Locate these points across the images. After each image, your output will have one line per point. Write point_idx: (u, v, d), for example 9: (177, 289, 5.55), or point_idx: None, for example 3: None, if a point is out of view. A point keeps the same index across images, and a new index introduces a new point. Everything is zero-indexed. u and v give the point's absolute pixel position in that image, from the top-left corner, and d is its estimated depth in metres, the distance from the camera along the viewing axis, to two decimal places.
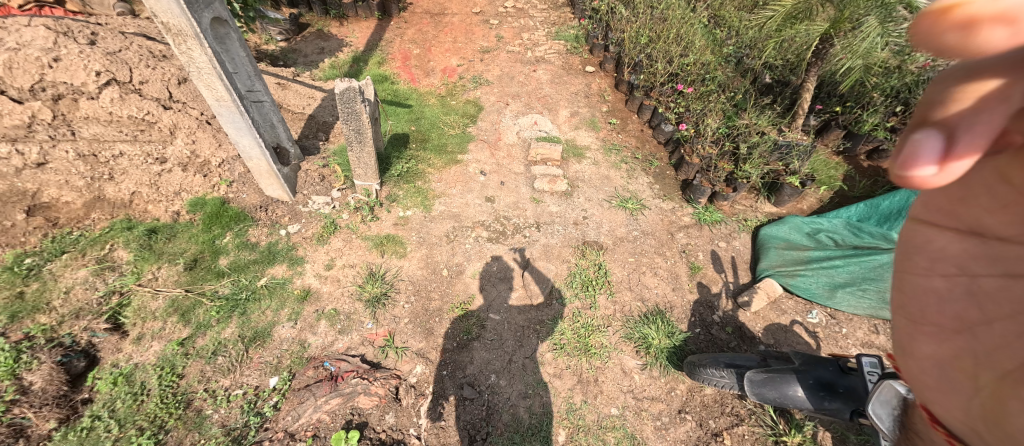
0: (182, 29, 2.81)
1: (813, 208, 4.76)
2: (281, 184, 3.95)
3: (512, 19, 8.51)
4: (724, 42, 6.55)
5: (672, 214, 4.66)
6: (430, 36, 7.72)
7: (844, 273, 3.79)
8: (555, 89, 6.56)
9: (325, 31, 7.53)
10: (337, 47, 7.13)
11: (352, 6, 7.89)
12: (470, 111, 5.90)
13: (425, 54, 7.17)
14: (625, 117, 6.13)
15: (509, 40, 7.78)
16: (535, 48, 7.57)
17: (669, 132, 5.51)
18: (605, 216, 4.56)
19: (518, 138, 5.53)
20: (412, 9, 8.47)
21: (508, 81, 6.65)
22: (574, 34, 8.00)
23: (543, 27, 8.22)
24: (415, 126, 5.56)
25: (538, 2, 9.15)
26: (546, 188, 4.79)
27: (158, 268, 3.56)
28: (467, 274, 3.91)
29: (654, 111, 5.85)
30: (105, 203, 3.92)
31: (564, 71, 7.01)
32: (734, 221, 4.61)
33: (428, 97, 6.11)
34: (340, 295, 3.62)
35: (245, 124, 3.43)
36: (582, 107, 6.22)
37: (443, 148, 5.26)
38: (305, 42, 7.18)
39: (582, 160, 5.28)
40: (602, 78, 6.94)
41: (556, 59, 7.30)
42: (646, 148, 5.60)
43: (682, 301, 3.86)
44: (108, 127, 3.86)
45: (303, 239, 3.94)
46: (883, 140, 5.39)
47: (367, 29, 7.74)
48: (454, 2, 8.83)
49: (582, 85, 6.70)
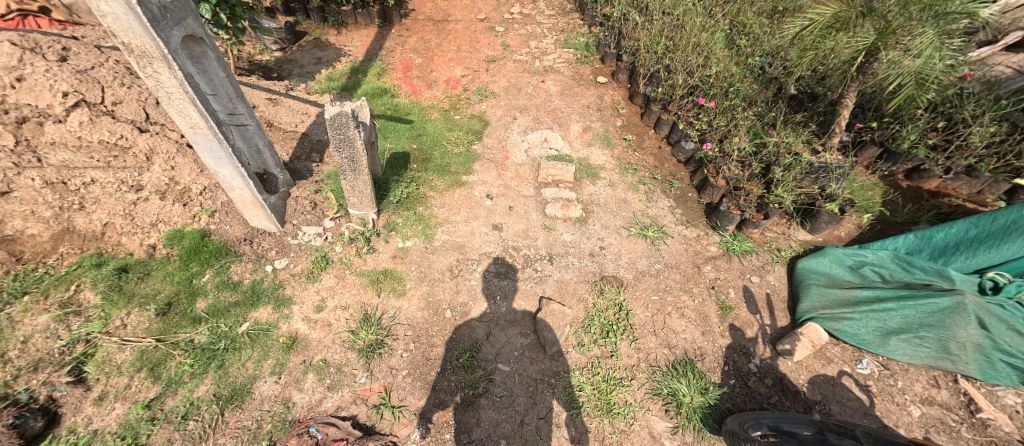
0: (146, 50, 2.42)
1: (851, 236, 4.34)
2: (267, 215, 3.57)
3: (518, 26, 8.13)
4: (745, 52, 6.17)
5: (696, 243, 4.25)
6: (433, 44, 7.36)
7: (897, 318, 3.35)
8: (565, 101, 6.18)
9: (322, 40, 7.20)
10: (335, 57, 6.78)
11: (352, 14, 7.56)
12: (475, 127, 5.51)
13: (428, 64, 6.80)
14: (641, 132, 5.72)
15: (516, 48, 7.41)
16: (543, 57, 7.19)
17: (691, 150, 5.08)
18: (624, 246, 4.15)
19: (527, 157, 5.13)
20: (414, 15, 8.12)
21: (515, 92, 6.27)
22: (583, 41, 7.61)
23: (551, 35, 7.86)
24: (416, 144, 5.19)
25: (545, 8, 8.78)
26: (558, 214, 4.38)
27: (127, 312, 3.18)
28: (473, 317, 3.51)
29: (673, 127, 5.43)
30: (75, 235, 3.57)
31: (574, 82, 6.62)
32: (766, 252, 4.18)
33: (430, 111, 5.73)
34: (331, 343, 3.22)
35: (225, 153, 3.04)
36: (594, 121, 5.82)
37: (446, 169, 4.89)
38: (301, 52, 6.85)
39: (597, 180, 4.88)
40: (615, 89, 6.54)
41: (566, 69, 6.91)
42: (665, 167, 5.18)
43: (714, 347, 3.43)
44: (77, 154, 3.47)
45: (291, 276, 3.55)
46: (924, 159, 4.92)
47: (367, 38, 7.40)
48: (457, 8, 8.49)
49: (594, 96, 6.31)
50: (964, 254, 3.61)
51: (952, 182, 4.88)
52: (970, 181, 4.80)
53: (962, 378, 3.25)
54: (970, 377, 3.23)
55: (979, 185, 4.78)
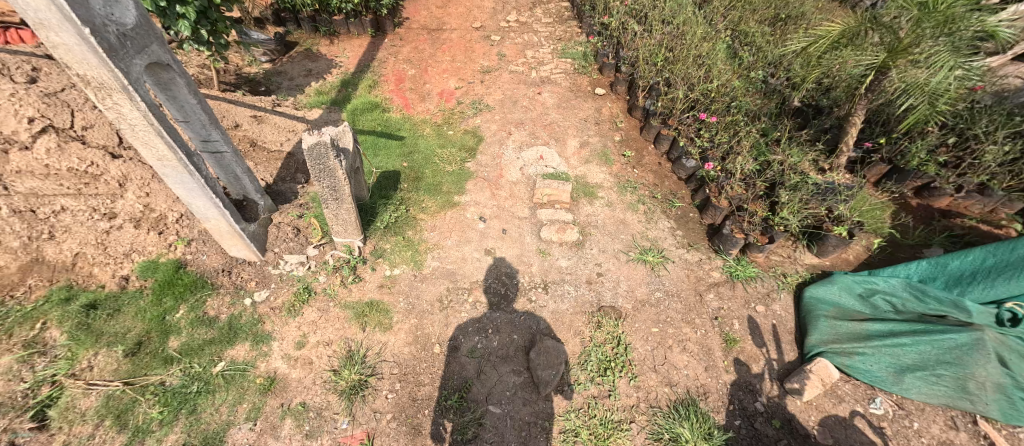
0: (105, 82, 2.24)
1: (860, 259, 4.16)
2: (246, 245, 3.38)
3: (515, 35, 7.96)
4: (747, 64, 6.00)
5: (698, 268, 4.06)
6: (427, 54, 7.19)
7: (912, 354, 3.16)
8: (562, 114, 6.01)
9: (313, 51, 7.03)
10: (326, 69, 6.61)
11: (344, 23, 7.39)
12: (468, 143, 5.33)
13: (421, 75, 6.63)
14: (641, 147, 5.53)
15: (512, 58, 7.23)
16: (540, 67, 7.02)
17: (692, 168, 4.91)
18: (622, 272, 3.97)
19: (522, 175, 4.95)
20: (408, 24, 7.95)
21: (510, 106, 6.10)
22: (581, 50, 7.43)
23: (548, 44, 7.69)
24: (407, 162, 5.01)
25: (542, 16, 8.62)
26: (554, 238, 4.20)
27: (95, 353, 2.99)
28: (463, 352, 3.32)
29: (673, 142, 5.26)
30: (44, 267, 3.32)
31: (571, 93, 6.45)
32: (771, 278, 3.98)
33: (422, 126, 5.55)
34: (311, 384, 3.04)
35: (197, 184, 2.86)
36: (592, 135, 5.65)
37: (438, 189, 4.72)
38: (292, 63, 6.68)
39: (595, 200, 4.69)
40: (614, 101, 6.36)
41: (563, 80, 6.74)
42: (666, 185, 5.00)
43: (718, 385, 3.24)
44: (46, 182, 3.30)
45: (271, 310, 3.36)
46: (935, 176, 4.70)
47: (359, 48, 7.24)
48: (452, 16, 8.32)
49: (592, 109, 6.13)
50: (981, 285, 3.43)
51: (963, 200, 4.69)
52: (982, 199, 4.60)
53: (982, 419, 3.05)
54: (991, 418, 3.02)
55: (991, 204, 4.58)
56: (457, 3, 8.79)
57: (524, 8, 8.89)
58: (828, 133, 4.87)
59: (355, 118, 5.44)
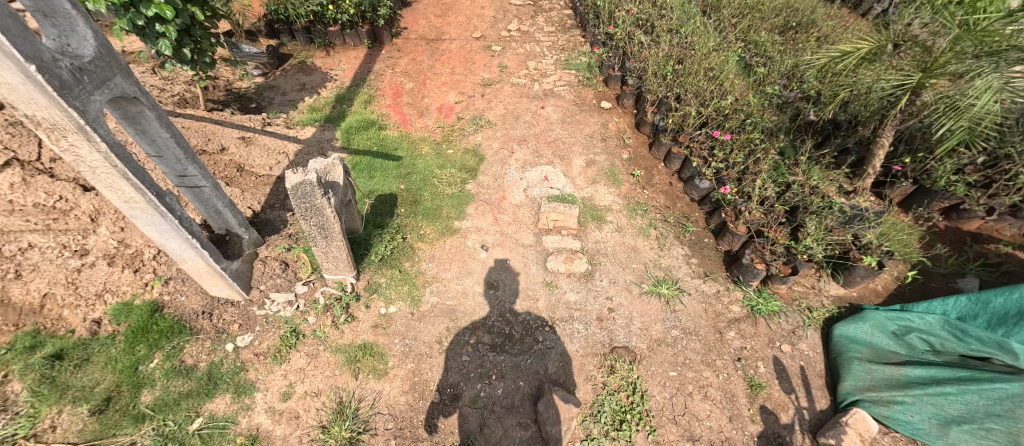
0: (58, 122, 1.98)
1: (889, 290, 3.89)
2: (228, 285, 3.12)
3: (516, 45, 7.72)
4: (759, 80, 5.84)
5: (716, 301, 3.78)
6: (426, 66, 6.95)
7: (959, 405, 2.87)
8: (567, 130, 5.76)
9: (308, 63, 6.79)
10: (320, 82, 6.36)
11: (340, 34, 7.16)
12: (469, 163, 5.07)
13: (420, 89, 6.38)
14: (650, 165, 5.26)
15: (514, 70, 6.98)
16: (543, 79, 6.77)
17: (706, 190, 4.64)
18: (635, 308, 3.69)
19: (526, 197, 4.69)
20: (406, 34, 7.72)
21: (512, 121, 5.86)
22: (585, 61, 7.19)
23: (550, 54, 7.45)
24: (404, 184, 4.75)
25: (544, 25, 8.40)
26: (561, 269, 3.92)
27: (59, 411, 2.70)
28: (465, 402, 3.05)
29: (685, 161, 5.00)
30: (8, 310, 3.02)
31: (576, 107, 6.19)
32: (796, 312, 3.71)
33: (420, 144, 5.29)
34: (298, 443, 2.76)
35: (171, 226, 2.60)
36: (598, 153, 5.40)
37: (436, 213, 4.46)
38: (285, 77, 6.44)
39: (604, 225, 4.42)
40: (620, 115, 6.10)
41: (568, 93, 6.48)
42: (678, 207, 4.73)
43: (744, 438, 2.96)
44: (11, 218, 3.07)
45: (255, 357, 3.08)
46: (963, 197, 4.43)
47: (356, 60, 7.00)
48: (452, 26, 8.09)
49: (598, 124, 5.88)
50: None
51: (994, 223, 4.46)
52: (1016, 222, 4.38)
53: None
54: None
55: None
56: (456, 13, 8.56)
57: (525, 17, 8.66)
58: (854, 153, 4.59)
59: (349, 138, 5.15)
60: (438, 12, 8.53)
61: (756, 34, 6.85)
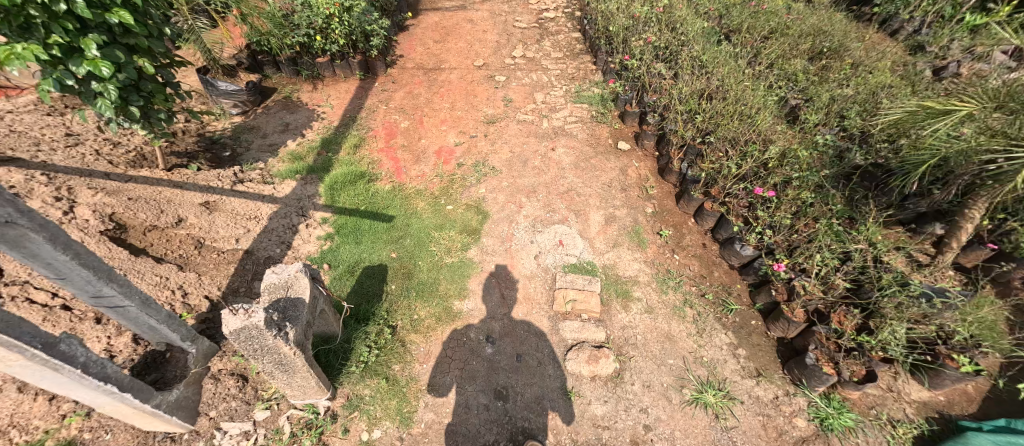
0: None
1: (984, 397, 3.20)
2: (166, 422, 2.43)
3: (521, 73, 7.11)
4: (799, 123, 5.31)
5: (774, 413, 3.13)
6: (423, 100, 6.34)
7: None
8: (581, 177, 5.12)
9: (293, 99, 6.19)
10: (305, 122, 5.75)
11: (329, 66, 6.56)
12: (471, 224, 4.39)
13: (416, 129, 5.77)
14: (679, 222, 4.59)
15: (520, 104, 6.35)
16: (552, 115, 6.15)
17: (750, 257, 3.97)
18: (676, 424, 3.03)
19: (538, 267, 4.02)
20: (402, 63, 7.14)
21: (519, 167, 5.23)
22: (597, 93, 6.59)
23: (559, 85, 6.85)
24: (396, 251, 4.10)
25: (551, 51, 7.83)
26: (584, 372, 3.23)
27: None
28: None
29: (722, 219, 4.32)
30: None
31: (590, 149, 5.57)
32: (873, 428, 3.04)
33: (415, 199, 4.64)
34: None
35: (69, 378, 1.91)
36: (618, 206, 4.75)
37: (433, 290, 3.78)
38: (267, 116, 5.83)
39: (631, 304, 3.74)
40: (640, 158, 5.44)
41: (580, 131, 5.86)
42: (716, 276, 4.04)
43: None
44: None
45: None
46: None
47: (346, 94, 6.39)
48: (452, 53, 7.52)
49: (616, 170, 5.23)
50: None
51: None
52: None
53: None
54: None
55: None
56: (456, 38, 8.01)
57: (530, 41, 8.10)
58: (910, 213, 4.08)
59: (333, 195, 4.49)
60: (437, 38, 7.99)
61: (785, 64, 6.26)
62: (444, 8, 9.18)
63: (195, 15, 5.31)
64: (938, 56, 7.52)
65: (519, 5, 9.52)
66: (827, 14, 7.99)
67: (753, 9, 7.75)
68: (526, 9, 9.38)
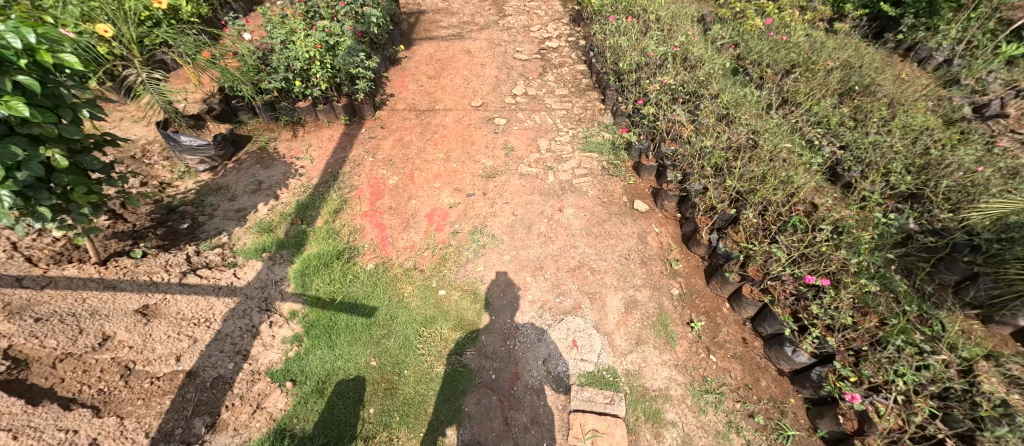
0: None
1: None
2: None
3: (523, 114, 6.50)
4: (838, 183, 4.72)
5: None
6: (414, 149, 5.71)
7: None
8: (594, 247, 4.47)
9: (269, 150, 5.55)
10: (281, 179, 5.10)
11: (311, 111, 5.93)
12: (468, 317, 3.73)
13: (406, 185, 5.14)
14: (712, 308, 3.90)
15: (522, 153, 5.73)
16: (559, 166, 5.53)
17: (805, 364, 3.29)
18: None
19: (549, 376, 3.37)
20: (392, 104, 6.54)
21: (522, 235, 4.57)
22: (607, 138, 5.97)
23: (565, 128, 6.24)
24: (376, 358, 3.40)
25: (555, 86, 7.24)
26: None
27: None
28: None
29: (765, 310, 3.63)
30: None
31: (602, 209, 4.93)
32: None
33: (403, 281, 3.97)
34: None
35: None
36: (640, 286, 4.08)
37: (422, 416, 3.12)
38: (238, 171, 5.19)
39: (664, 432, 3.10)
40: (660, 221, 4.76)
41: (590, 187, 5.22)
42: (764, 387, 3.35)
43: None
44: None
45: None
46: None
47: (329, 142, 5.75)
48: (447, 90, 6.92)
49: (633, 237, 4.58)
50: None
51: None
52: None
53: None
54: None
55: None
56: (452, 73, 7.42)
57: (533, 75, 7.51)
58: (986, 302, 3.62)
59: (305, 281, 3.81)
60: (431, 73, 7.41)
61: (817, 107, 5.65)
62: (439, 37, 8.62)
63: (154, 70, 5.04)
64: (975, 90, 6.94)
65: (519, 32, 8.97)
66: (852, 44, 7.42)
67: (773, 41, 7.19)
68: (527, 37, 8.84)
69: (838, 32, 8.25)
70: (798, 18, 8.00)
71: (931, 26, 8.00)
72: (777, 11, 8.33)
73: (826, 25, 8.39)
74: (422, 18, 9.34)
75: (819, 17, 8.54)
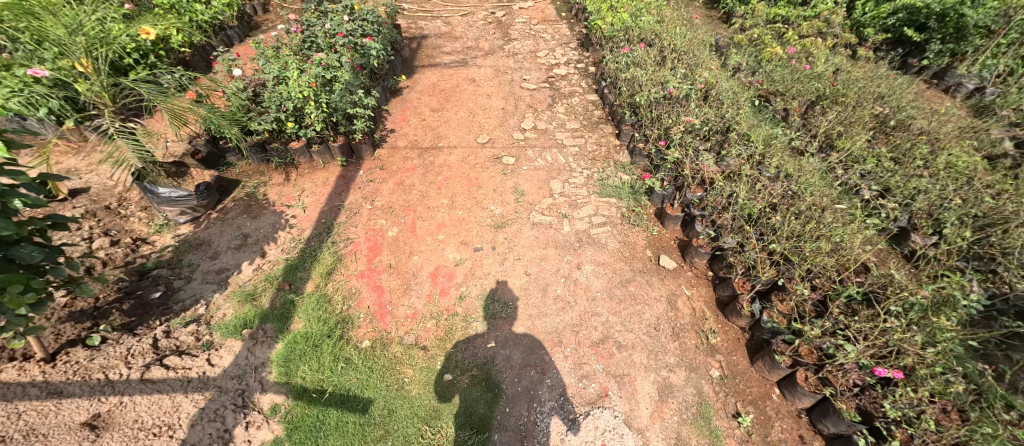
0: None
1: None
2: None
3: (533, 152, 6.05)
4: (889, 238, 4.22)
5: None
6: (416, 194, 5.24)
7: None
8: (619, 314, 3.97)
9: (258, 196, 5.09)
10: (269, 232, 4.63)
11: (305, 152, 5.49)
12: (478, 411, 3.23)
13: (407, 238, 4.67)
14: (759, 394, 3.40)
15: (534, 197, 5.26)
16: (574, 212, 5.06)
17: None
18: None
19: None
20: (393, 141, 6.10)
21: (537, 300, 4.07)
22: (625, 180, 5.52)
23: (579, 167, 5.79)
24: None
25: (566, 118, 6.82)
26: None
27: None
28: None
29: (825, 404, 3.13)
30: None
31: (625, 266, 4.43)
32: None
33: (403, 363, 3.47)
34: None
35: None
36: (674, 366, 3.56)
37: None
38: (223, 222, 4.73)
39: None
40: (691, 282, 4.27)
41: (610, 238, 4.74)
42: None
43: None
44: None
45: None
46: None
47: (324, 187, 5.30)
48: (452, 124, 6.50)
49: (662, 301, 4.08)
50: None
51: None
52: None
53: None
54: None
55: None
56: (456, 104, 7.00)
57: (541, 106, 7.10)
58: None
59: (290, 367, 3.31)
60: (434, 105, 6.99)
61: (854, 148, 5.19)
62: (443, 64, 8.24)
63: (128, 118, 4.62)
64: (1017, 122, 6.47)
65: (526, 58, 8.59)
66: (880, 71, 7.00)
67: (797, 70, 6.77)
68: (534, 63, 8.45)
69: (863, 58, 7.83)
70: (821, 44, 7.58)
71: (961, 52, 7.57)
72: (797, 37, 7.95)
73: (848, 50, 7.99)
74: (425, 44, 8.98)
75: (839, 42, 8.17)
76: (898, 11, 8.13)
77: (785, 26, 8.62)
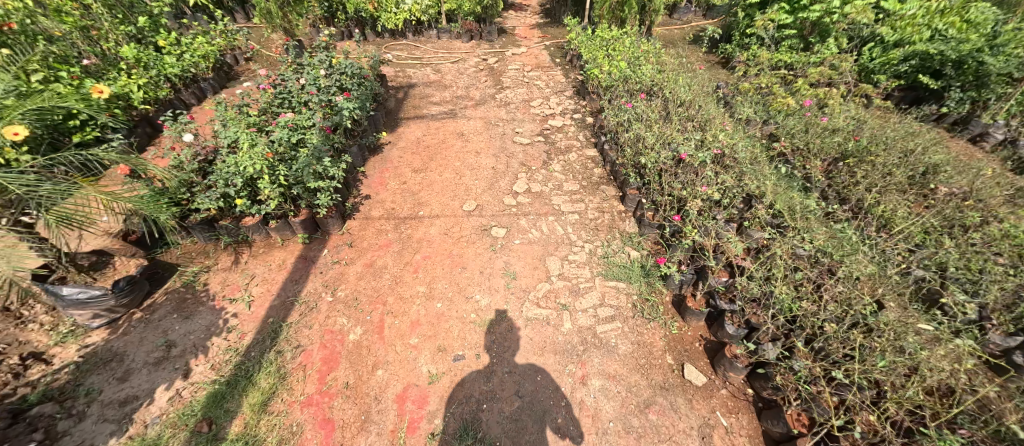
0: None
1: None
2: None
3: (527, 221, 5.28)
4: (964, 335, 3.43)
5: None
6: (388, 280, 4.41)
7: None
8: None
9: (195, 286, 4.23)
10: (199, 338, 3.74)
11: (260, 229, 4.70)
12: None
13: (372, 344, 3.79)
14: None
15: (528, 281, 4.44)
16: (577, 301, 4.22)
17: None
18: None
19: None
20: (367, 211, 5.34)
21: (530, 439, 3.19)
22: (634, 257, 4.73)
23: (580, 239, 5.01)
24: None
25: (563, 178, 6.12)
26: None
27: None
28: None
29: None
30: None
31: (642, 381, 3.54)
32: None
33: None
34: None
35: None
36: None
37: None
38: (144, 325, 3.83)
39: None
40: (727, 406, 3.40)
41: (621, 339, 3.86)
42: None
43: None
44: None
45: None
46: None
47: (278, 272, 4.46)
48: (435, 188, 5.77)
49: (689, 437, 3.20)
50: None
51: None
52: None
53: None
54: None
55: None
56: (441, 164, 6.31)
57: (536, 164, 6.41)
58: None
59: None
60: (417, 164, 6.30)
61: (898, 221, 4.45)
62: (430, 116, 7.66)
63: None
64: None
65: (519, 109, 8.03)
66: (903, 123, 6.37)
67: (815, 124, 6.17)
68: (528, 114, 7.88)
69: (881, 107, 7.26)
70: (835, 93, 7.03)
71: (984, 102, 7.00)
72: (806, 86, 7.44)
73: (863, 100, 7.43)
74: (412, 93, 8.47)
75: (851, 91, 7.64)
76: (910, 57, 7.39)
77: (791, 73, 8.16)
